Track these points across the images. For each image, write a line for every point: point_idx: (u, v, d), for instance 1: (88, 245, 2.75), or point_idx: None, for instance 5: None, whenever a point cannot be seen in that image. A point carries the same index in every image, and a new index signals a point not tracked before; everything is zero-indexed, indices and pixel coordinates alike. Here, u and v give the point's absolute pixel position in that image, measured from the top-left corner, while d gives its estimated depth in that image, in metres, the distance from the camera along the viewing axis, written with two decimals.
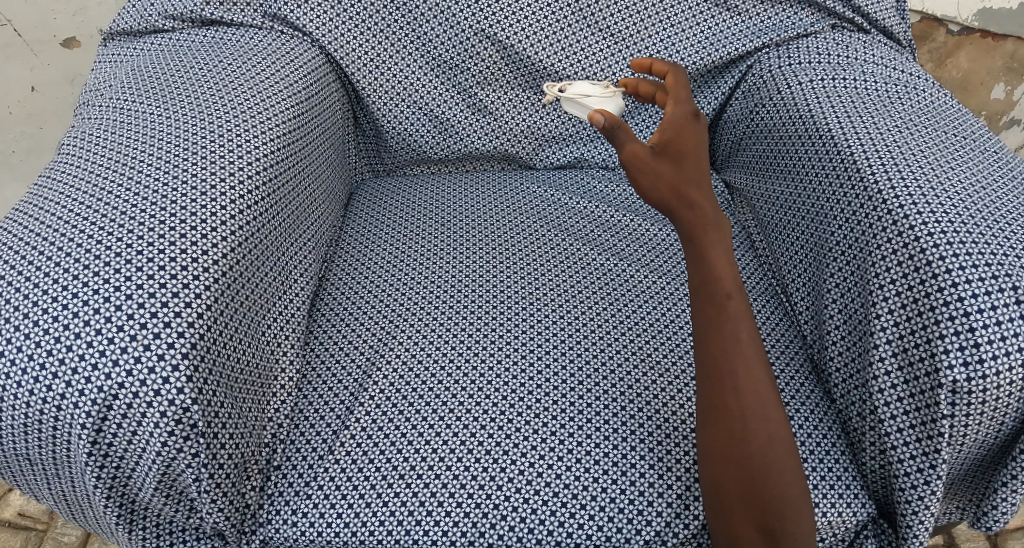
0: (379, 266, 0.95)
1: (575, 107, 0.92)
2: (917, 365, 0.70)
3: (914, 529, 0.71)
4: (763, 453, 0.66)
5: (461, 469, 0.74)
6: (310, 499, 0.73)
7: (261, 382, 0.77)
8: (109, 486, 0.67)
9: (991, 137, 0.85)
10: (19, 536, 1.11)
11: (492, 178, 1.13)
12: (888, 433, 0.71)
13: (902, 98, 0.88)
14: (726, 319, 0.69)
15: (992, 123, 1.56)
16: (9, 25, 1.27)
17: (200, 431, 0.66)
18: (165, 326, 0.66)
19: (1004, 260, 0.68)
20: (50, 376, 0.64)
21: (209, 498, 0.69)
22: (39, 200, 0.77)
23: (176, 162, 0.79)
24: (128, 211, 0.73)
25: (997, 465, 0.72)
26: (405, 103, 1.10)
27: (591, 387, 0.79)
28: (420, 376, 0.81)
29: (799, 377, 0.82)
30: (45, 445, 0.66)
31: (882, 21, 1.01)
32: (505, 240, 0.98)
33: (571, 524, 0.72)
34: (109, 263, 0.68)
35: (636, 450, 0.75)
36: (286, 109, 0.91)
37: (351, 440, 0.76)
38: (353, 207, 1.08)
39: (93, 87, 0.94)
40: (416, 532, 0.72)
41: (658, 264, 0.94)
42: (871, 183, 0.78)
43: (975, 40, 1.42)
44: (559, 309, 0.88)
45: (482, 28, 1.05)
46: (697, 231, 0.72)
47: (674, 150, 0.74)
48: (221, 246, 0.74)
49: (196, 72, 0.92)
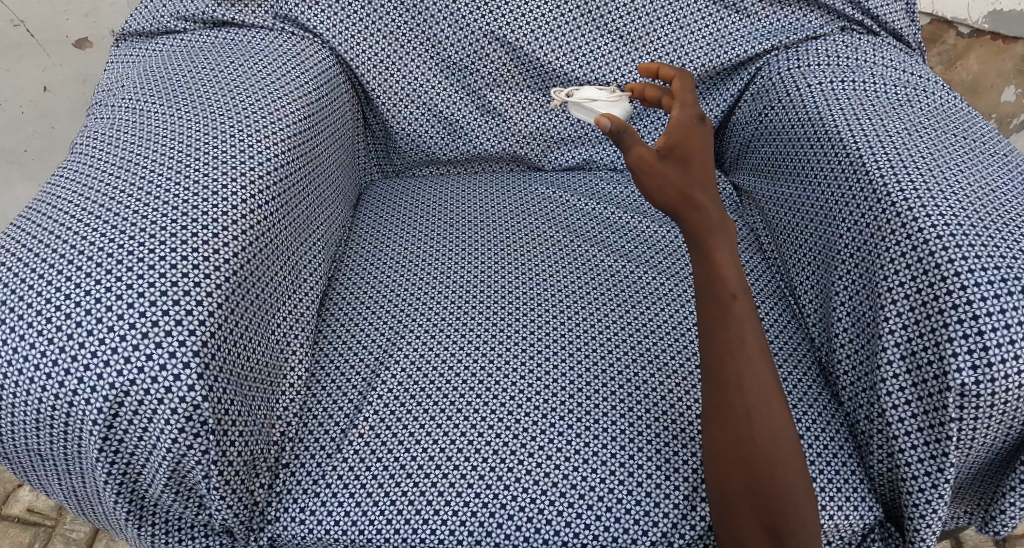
0: (390, 265, 0.96)
1: (582, 112, 0.90)
2: (926, 369, 0.69)
3: (921, 532, 0.72)
4: (769, 452, 0.67)
5: (468, 468, 0.74)
6: (318, 498, 0.74)
7: (271, 380, 0.77)
8: (120, 482, 0.68)
9: (1000, 140, 0.84)
10: (28, 533, 1.12)
11: (499, 179, 1.13)
12: (896, 435, 0.71)
13: (911, 101, 0.88)
14: (731, 318, 0.69)
15: (1003, 126, 1.56)
16: (22, 26, 1.29)
17: (210, 428, 0.67)
18: (177, 323, 0.67)
19: (1015, 263, 0.68)
20: (63, 372, 0.65)
21: (218, 494, 0.69)
22: (51, 199, 0.78)
23: (187, 162, 0.79)
24: (140, 210, 0.74)
25: (1006, 470, 0.72)
26: (414, 105, 1.11)
27: (599, 387, 0.79)
28: (428, 375, 0.81)
29: (807, 379, 0.82)
30: (56, 441, 0.67)
31: (891, 23, 1.01)
32: (513, 242, 0.99)
33: (579, 525, 0.72)
34: (120, 261, 0.69)
35: (642, 451, 0.75)
36: (298, 110, 0.91)
37: (359, 439, 0.77)
38: (361, 207, 1.09)
39: (105, 87, 0.95)
40: (423, 531, 0.72)
41: (665, 265, 0.94)
42: (880, 185, 0.78)
43: (985, 43, 1.42)
44: (567, 310, 0.88)
45: (491, 30, 1.06)
46: (702, 233, 0.72)
47: (679, 153, 0.74)
48: (232, 245, 0.74)
49: (208, 72, 0.93)
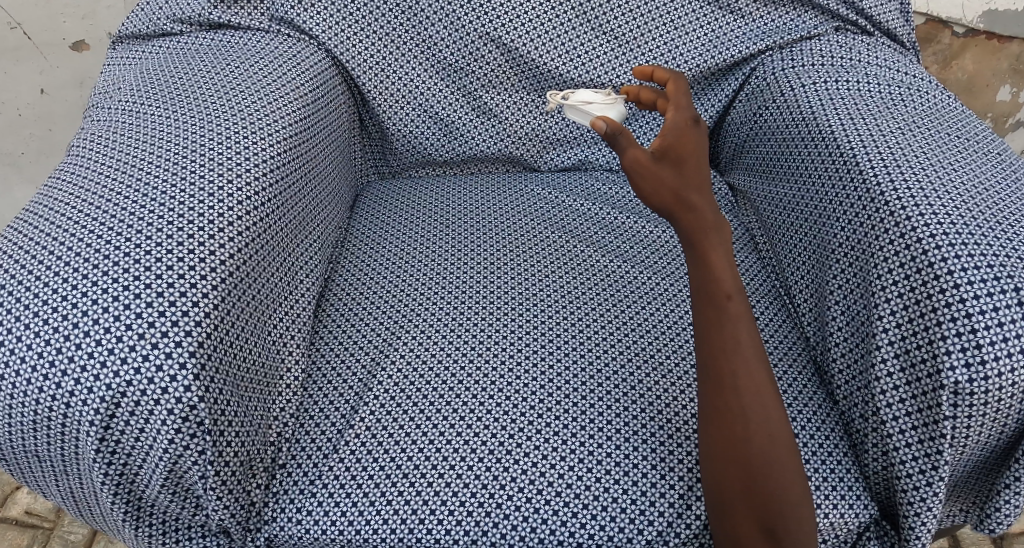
0: (387, 265, 0.96)
1: (578, 114, 0.90)
2: (920, 367, 0.70)
3: (916, 530, 0.72)
4: (765, 453, 0.67)
5: (464, 468, 0.75)
6: (315, 498, 0.74)
7: (268, 381, 0.77)
8: (117, 483, 0.68)
9: (993, 139, 0.85)
10: (26, 535, 1.12)
11: (496, 180, 1.13)
12: (891, 434, 0.72)
13: (905, 100, 0.88)
14: (727, 320, 0.70)
15: (998, 125, 1.56)
16: (20, 29, 1.29)
17: (207, 429, 0.67)
18: (173, 324, 0.67)
19: (1008, 261, 0.68)
20: (60, 373, 0.65)
21: (215, 494, 0.69)
22: (48, 201, 0.78)
23: (184, 163, 0.79)
24: (137, 212, 0.74)
25: (1000, 468, 0.72)
26: (410, 106, 1.11)
27: (594, 387, 0.80)
28: (425, 376, 0.81)
29: (802, 379, 0.82)
30: (54, 442, 0.67)
31: (886, 23, 1.02)
32: (509, 243, 0.99)
33: (574, 523, 0.72)
34: (117, 263, 0.69)
35: (639, 450, 0.75)
36: (294, 112, 0.92)
37: (356, 440, 0.77)
38: (358, 208, 1.09)
39: (101, 90, 0.95)
40: (420, 530, 0.72)
41: (661, 265, 0.94)
42: (874, 184, 0.78)
43: (980, 42, 1.42)
44: (563, 311, 0.88)
45: (487, 32, 1.07)
46: (698, 235, 0.72)
47: (674, 154, 0.74)
48: (229, 246, 0.74)
49: (204, 74, 0.93)
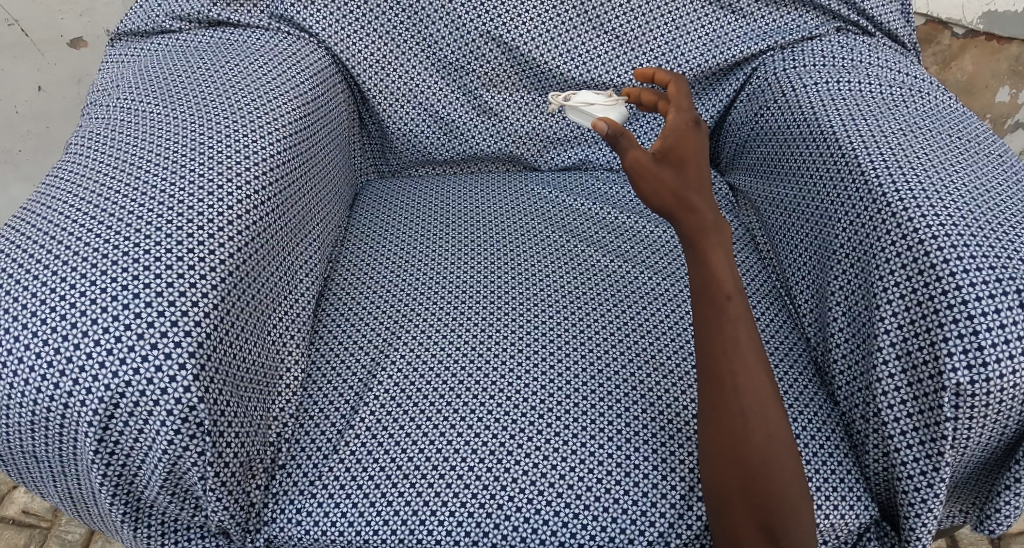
0: (387, 264, 0.96)
1: (579, 115, 0.90)
2: (921, 368, 0.70)
3: (916, 531, 0.72)
4: (765, 454, 0.67)
5: (465, 469, 0.74)
6: (314, 499, 0.74)
7: (267, 381, 0.77)
8: (116, 484, 0.68)
9: (995, 140, 0.85)
10: (23, 534, 1.11)
11: (496, 179, 1.13)
12: (892, 435, 0.72)
13: (908, 101, 0.88)
14: (727, 320, 0.69)
15: (997, 126, 1.56)
16: (16, 25, 1.28)
17: (206, 429, 0.67)
18: (172, 324, 0.67)
19: (1009, 262, 0.68)
20: (58, 372, 0.65)
21: (215, 495, 0.69)
22: (46, 199, 0.77)
23: (183, 162, 0.79)
24: (136, 211, 0.73)
25: (1001, 469, 0.72)
26: (410, 105, 1.11)
27: (595, 389, 0.79)
28: (425, 376, 0.81)
29: (803, 379, 0.82)
30: (52, 442, 0.67)
31: (887, 24, 1.02)
32: (509, 244, 0.98)
33: (576, 525, 0.72)
34: (115, 262, 0.69)
35: (639, 451, 0.75)
36: (292, 110, 0.91)
37: (356, 440, 0.77)
38: (358, 207, 1.08)
39: (99, 87, 0.94)
40: (421, 531, 0.72)
41: (662, 266, 0.94)
42: (876, 185, 0.78)
43: (980, 43, 1.42)
44: (564, 311, 0.88)
45: (488, 30, 1.06)
46: (699, 236, 0.72)
47: (675, 156, 0.74)
48: (228, 246, 0.74)
49: (203, 71, 0.92)
